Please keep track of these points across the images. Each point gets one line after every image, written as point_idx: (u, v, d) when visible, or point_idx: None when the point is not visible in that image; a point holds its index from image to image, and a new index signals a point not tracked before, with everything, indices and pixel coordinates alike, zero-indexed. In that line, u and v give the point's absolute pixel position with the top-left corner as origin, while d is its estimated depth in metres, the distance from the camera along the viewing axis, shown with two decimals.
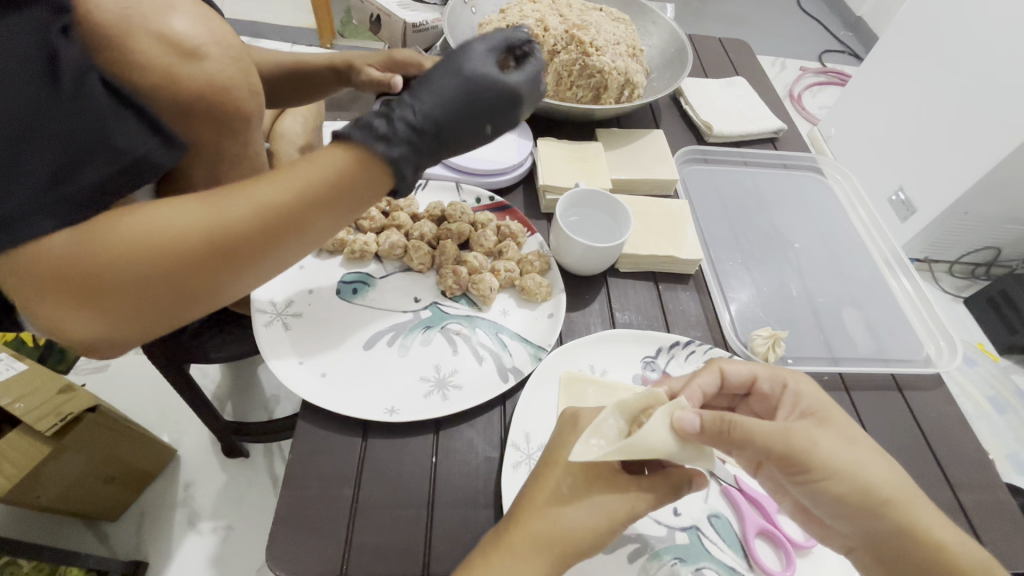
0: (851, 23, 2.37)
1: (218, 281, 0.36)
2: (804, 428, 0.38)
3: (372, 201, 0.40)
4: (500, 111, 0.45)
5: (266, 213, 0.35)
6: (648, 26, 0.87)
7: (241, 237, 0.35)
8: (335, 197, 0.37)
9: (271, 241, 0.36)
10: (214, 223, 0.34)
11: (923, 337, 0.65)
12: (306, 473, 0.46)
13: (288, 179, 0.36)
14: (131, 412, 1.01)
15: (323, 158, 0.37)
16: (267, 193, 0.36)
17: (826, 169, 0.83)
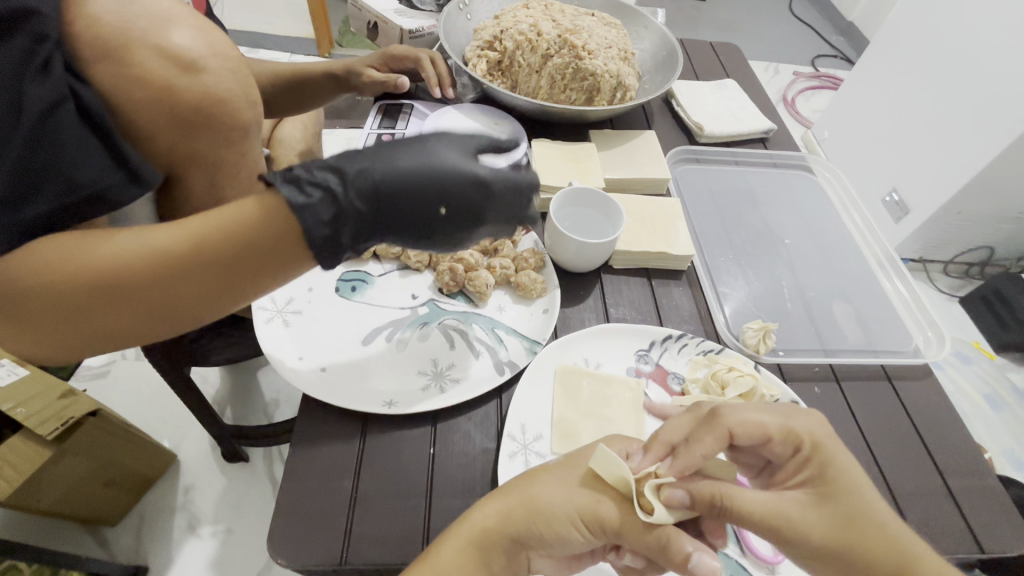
0: (843, 28, 2.41)
1: (115, 320, 0.36)
2: (793, 503, 0.37)
3: (281, 269, 0.38)
4: (458, 197, 0.42)
5: (156, 261, 0.34)
6: (639, 30, 0.89)
7: (138, 285, 0.34)
8: (234, 259, 0.36)
9: (171, 291, 0.35)
10: (104, 263, 0.34)
11: (912, 328, 0.66)
12: (306, 466, 0.46)
13: (193, 229, 0.35)
14: (131, 418, 1.02)
15: (232, 213, 0.36)
16: (168, 241, 0.35)
17: (816, 167, 0.85)
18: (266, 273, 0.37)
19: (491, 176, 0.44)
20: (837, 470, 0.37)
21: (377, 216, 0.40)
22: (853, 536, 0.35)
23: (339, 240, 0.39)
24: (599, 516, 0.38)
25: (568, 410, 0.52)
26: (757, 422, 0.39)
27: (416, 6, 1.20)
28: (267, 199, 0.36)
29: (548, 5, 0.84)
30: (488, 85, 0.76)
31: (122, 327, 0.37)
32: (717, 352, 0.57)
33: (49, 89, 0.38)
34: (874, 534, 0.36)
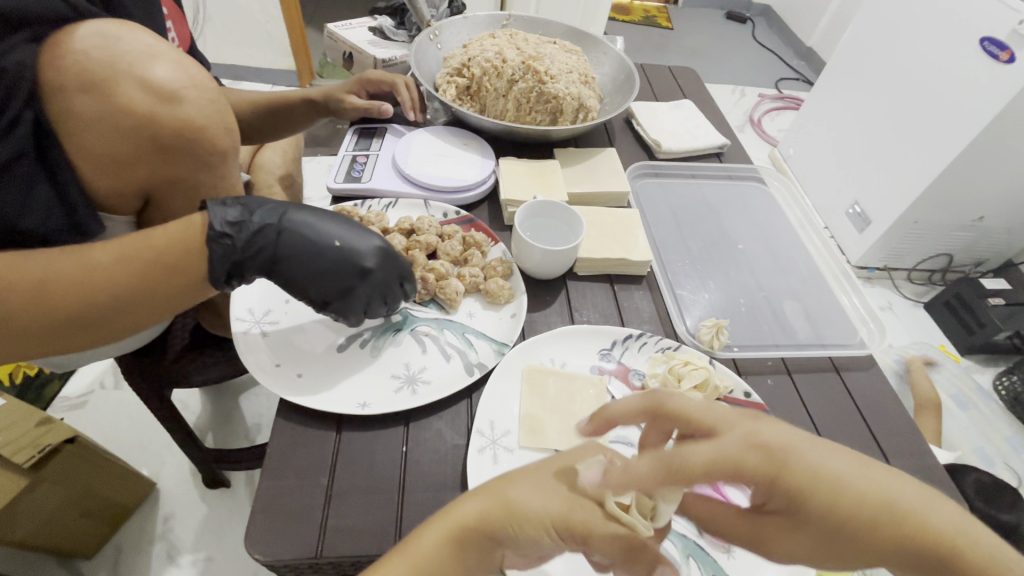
0: (804, 53, 2.55)
1: (34, 331, 0.42)
2: (772, 526, 0.38)
3: (182, 284, 0.47)
4: (350, 243, 0.54)
5: (90, 274, 0.43)
6: (599, 56, 0.96)
7: (68, 295, 0.42)
8: (147, 267, 0.44)
9: (95, 302, 0.43)
10: (26, 274, 0.41)
11: (857, 322, 0.71)
12: (283, 464, 0.49)
13: (117, 246, 0.44)
14: (110, 445, 1.02)
15: (163, 239, 0.46)
16: (102, 261, 0.43)
17: (766, 177, 0.91)
18: (173, 284, 0.46)
19: (389, 247, 0.57)
20: (809, 479, 0.36)
21: (276, 240, 0.51)
22: (839, 536, 0.36)
23: (229, 245, 0.48)
24: (568, 520, 0.38)
25: (534, 407, 0.54)
26: (727, 457, 0.36)
27: (391, 39, 1.26)
28: (197, 224, 0.48)
29: (513, 35, 0.90)
30: (458, 109, 0.81)
31: (43, 337, 0.43)
32: (675, 349, 0.61)
33: (9, 145, 0.42)
34: (863, 531, 0.36)
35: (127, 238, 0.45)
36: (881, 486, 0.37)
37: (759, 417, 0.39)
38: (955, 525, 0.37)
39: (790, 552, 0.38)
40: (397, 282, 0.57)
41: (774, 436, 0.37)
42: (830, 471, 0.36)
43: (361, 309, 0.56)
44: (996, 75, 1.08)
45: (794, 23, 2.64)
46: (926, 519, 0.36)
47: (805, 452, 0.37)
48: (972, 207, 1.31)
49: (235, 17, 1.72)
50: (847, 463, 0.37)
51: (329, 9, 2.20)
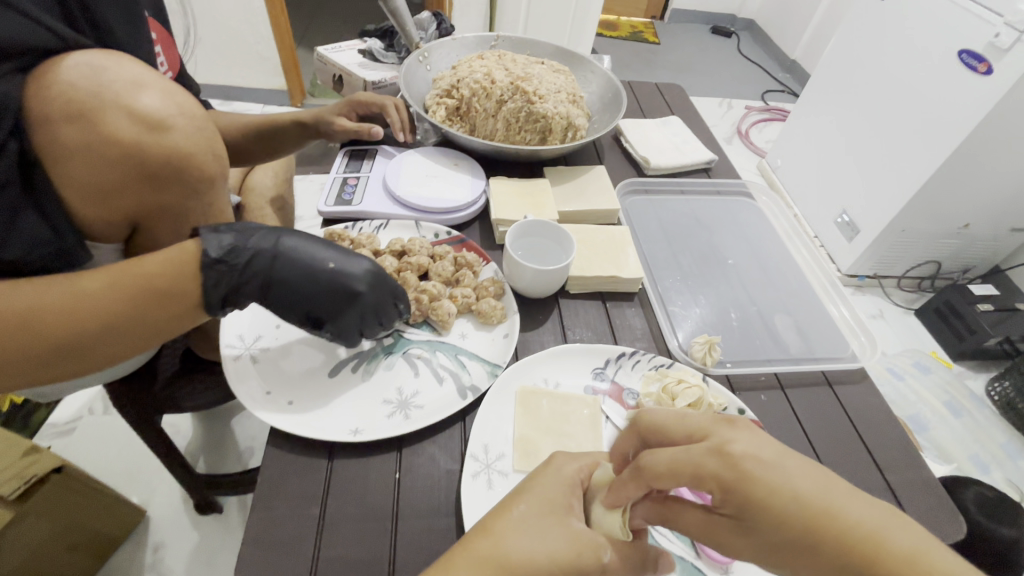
0: (789, 65, 2.60)
1: (21, 362, 0.41)
2: (721, 525, 0.35)
3: (175, 311, 0.46)
4: (342, 265, 0.54)
5: (78, 304, 0.42)
6: (587, 74, 0.97)
7: (55, 326, 0.41)
8: (139, 295, 0.44)
9: (84, 332, 0.43)
10: (13, 305, 0.40)
11: (848, 335, 0.71)
12: (272, 495, 0.48)
13: (107, 274, 0.44)
14: (99, 472, 1.00)
15: (154, 266, 0.45)
16: (92, 290, 0.43)
17: (753, 191, 0.92)
18: (163, 311, 0.45)
19: (379, 268, 0.57)
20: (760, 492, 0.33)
21: (272, 265, 0.51)
22: (785, 550, 0.33)
23: (224, 268, 0.48)
24: (572, 563, 0.38)
25: (528, 429, 0.54)
26: (688, 462, 0.34)
27: (380, 60, 1.27)
28: (190, 250, 0.47)
29: (501, 56, 0.91)
30: (447, 129, 0.82)
31: (30, 368, 0.42)
32: (668, 366, 0.61)
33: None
34: (811, 552, 0.32)
35: (118, 266, 0.45)
36: (839, 508, 0.32)
37: (733, 421, 0.35)
38: (908, 551, 0.31)
39: (738, 551, 0.35)
40: (390, 303, 0.57)
41: (743, 446, 0.34)
42: (792, 490, 0.33)
43: (357, 330, 0.56)
44: (975, 86, 1.10)
45: (778, 37, 2.69)
46: (881, 542, 0.32)
47: (768, 465, 0.33)
48: (958, 216, 1.33)
49: (227, 39, 1.74)
50: (809, 474, 0.34)
51: (320, 30, 2.22)
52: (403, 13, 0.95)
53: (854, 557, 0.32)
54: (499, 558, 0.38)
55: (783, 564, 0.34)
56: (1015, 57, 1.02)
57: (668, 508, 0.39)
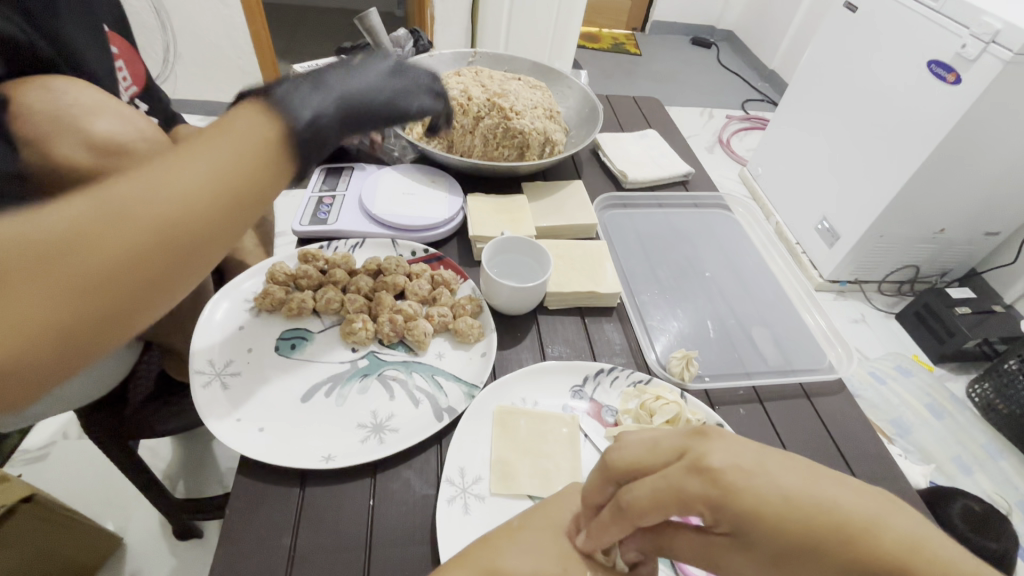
0: (767, 75, 2.65)
1: (148, 283, 0.34)
2: (718, 544, 0.34)
3: (279, 180, 0.40)
4: (376, 65, 0.53)
5: (192, 200, 0.35)
6: (564, 90, 0.98)
7: (176, 229, 0.35)
8: (245, 172, 0.38)
9: (204, 227, 0.36)
10: (126, 219, 0.33)
11: (825, 346, 0.72)
12: (242, 527, 0.46)
13: (189, 164, 0.36)
14: (73, 500, 0.97)
15: (244, 135, 0.38)
16: (194, 180, 0.36)
17: (730, 204, 0.93)
18: (265, 179, 0.39)
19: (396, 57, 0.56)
20: (747, 495, 0.32)
21: (333, 100, 0.45)
22: (787, 559, 0.31)
23: (310, 131, 0.42)
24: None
25: (505, 451, 0.53)
26: (667, 490, 0.33)
27: None
28: (262, 112, 0.40)
29: (478, 72, 0.92)
30: (424, 146, 0.82)
31: (155, 294, 0.35)
32: (646, 382, 0.61)
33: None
34: (813, 556, 0.31)
35: (198, 149, 0.37)
36: (830, 502, 0.31)
37: (707, 433, 0.34)
38: (909, 539, 0.30)
39: (742, 569, 0.34)
40: (429, 80, 0.59)
41: (724, 457, 0.33)
42: (780, 492, 0.31)
43: (411, 101, 0.55)
44: (943, 95, 1.12)
45: (756, 47, 2.75)
46: (879, 530, 0.30)
47: (750, 472, 0.32)
48: (934, 221, 1.35)
49: (207, 55, 1.73)
50: (792, 473, 0.33)
51: (301, 45, 2.22)
52: (379, 31, 0.96)
53: (858, 554, 0.30)
54: (493, 565, 0.38)
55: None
56: (982, 69, 1.05)
57: (660, 534, 0.38)
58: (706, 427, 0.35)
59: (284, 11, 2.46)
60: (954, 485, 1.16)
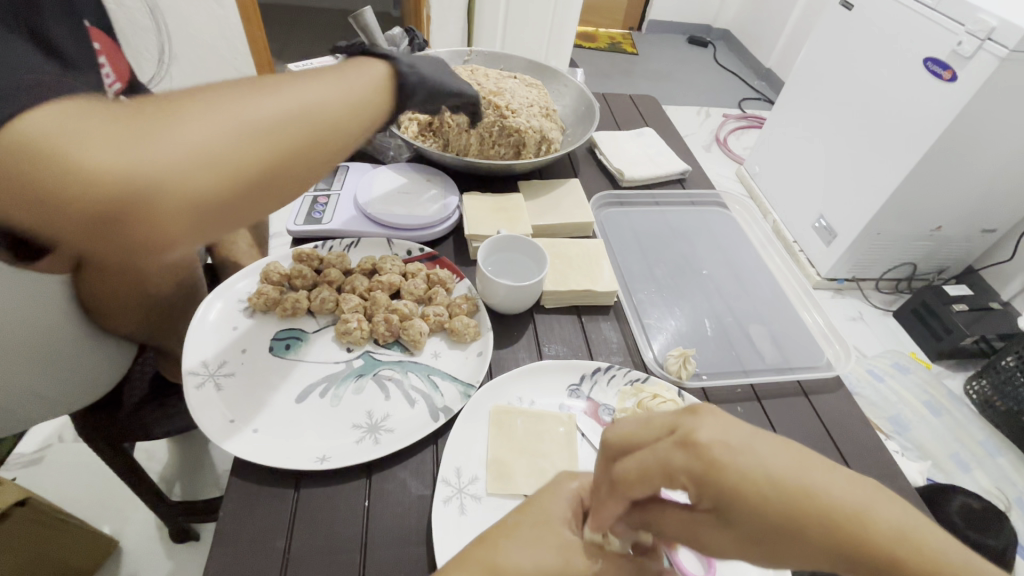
0: (764, 74, 2.65)
1: (307, 166, 0.45)
2: (702, 522, 0.33)
3: (378, 122, 0.52)
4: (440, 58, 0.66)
5: (345, 111, 0.47)
6: (560, 88, 0.97)
7: (334, 127, 0.46)
8: (373, 101, 0.51)
9: (348, 131, 0.48)
10: (306, 113, 0.44)
11: (822, 343, 0.72)
12: (235, 529, 0.46)
13: (339, 88, 0.48)
14: (68, 504, 0.96)
15: (370, 77, 0.51)
16: (346, 97, 0.48)
17: (727, 202, 0.92)
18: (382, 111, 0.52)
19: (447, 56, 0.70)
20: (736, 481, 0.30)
21: (421, 72, 0.57)
22: (770, 539, 0.31)
23: (409, 87, 0.55)
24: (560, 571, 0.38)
25: (502, 451, 0.53)
26: (655, 462, 0.33)
27: None
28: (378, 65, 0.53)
29: (473, 71, 0.91)
30: (419, 145, 0.81)
31: (308, 175, 0.46)
32: (643, 381, 0.61)
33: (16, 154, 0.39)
34: (797, 537, 0.30)
35: (330, 81, 0.48)
36: (816, 484, 0.30)
37: (697, 410, 0.34)
38: (899, 529, 0.30)
39: (722, 549, 0.33)
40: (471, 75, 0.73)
41: (710, 434, 0.32)
42: (766, 473, 0.31)
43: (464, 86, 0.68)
44: (939, 92, 1.12)
45: (753, 46, 2.75)
46: (869, 520, 0.30)
47: (737, 449, 0.31)
48: (931, 217, 1.35)
49: (203, 56, 1.72)
50: (783, 454, 0.31)
51: (297, 45, 2.22)
52: (374, 30, 0.95)
53: (841, 537, 0.30)
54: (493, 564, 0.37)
55: (771, 556, 0.31)
56: (978, 66, 1.05)
57: (647, 511, 0.38)
58: (697, 403, 0.34)
59: (279, 12, 2.45)
60: (953, 482, 1.16)
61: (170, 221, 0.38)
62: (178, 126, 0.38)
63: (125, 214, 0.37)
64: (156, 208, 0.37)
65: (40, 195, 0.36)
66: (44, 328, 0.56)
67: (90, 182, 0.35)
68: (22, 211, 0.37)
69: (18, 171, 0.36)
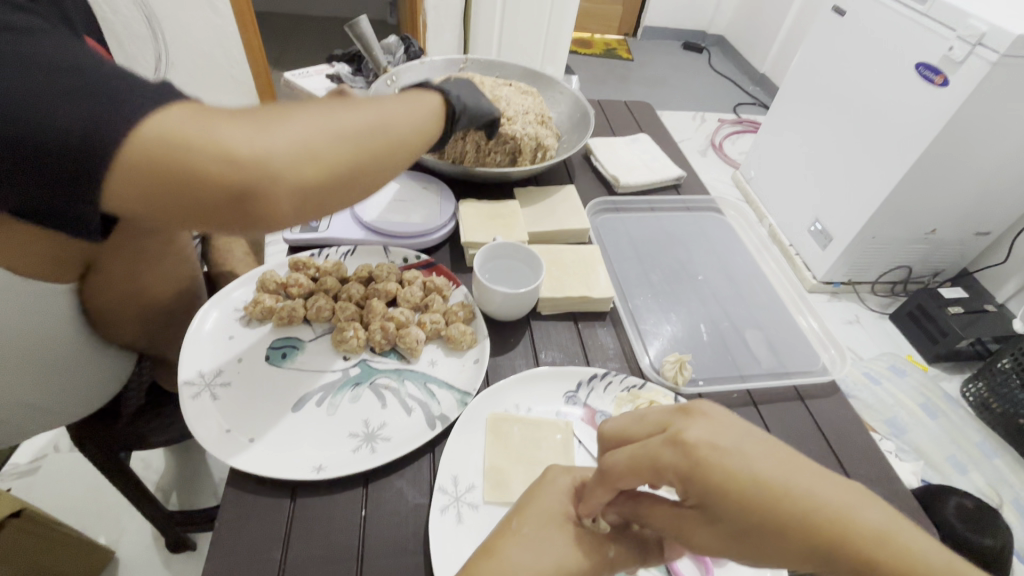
0: (758, 79, 2.67)
1: (387, 173, 0.48)
2: (687, 518, 0.34)
3: (433, 145, 0.56)
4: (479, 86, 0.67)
5: (419, 129, 0.51)
6: (555, 95, 0.98)
7: (411, 142, 0.49)
8: (437, 123, 0.54)
9: (419, 147, 0.51)
10: (394, 124, 0.47)
11: (818, 347, 0.72)
12: (231, 539, 0.46)
13: (413, 107, 0.51)
14: (63, 514, 0.95)
15: (434, 100, 0.55)
16: (419, 114, 0.51)
17: (722, 207, 0.93)
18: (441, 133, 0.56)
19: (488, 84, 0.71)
20: (728, 481, 0.31)
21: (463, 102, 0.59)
22: (751, 536, 0.31)
23: (455, 116, 0.57)
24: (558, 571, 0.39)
25: (498, 458, 0.53)
26: (645, 457, 0.34)
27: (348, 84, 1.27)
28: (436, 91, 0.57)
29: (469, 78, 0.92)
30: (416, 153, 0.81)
31: (385, 181, 0.49)
32: (640, 387, 0.61)
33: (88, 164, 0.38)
34: (778, 537, 0.31)
35: (407, 102, 0.51)
36: (801, 487, 0.31)
37: (689, 411, 0.35)
38: (880, 528, 0.30)
39: (708, 546, 0.33)
40: None
41: (698, 434, 0.33)
42: (751, 471, 0.31)
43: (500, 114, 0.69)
44: (932, 97, 1.13)
45: (746, 51, 2.77)
46: (850, 523, 0.30)
47: (726, 450, 0.32)
48: (926, 220, 1.35)
49: (199, 64, 1.73)
50: (770, 457, 0.32)
51: (294, 53, 2.23)
52: (369, 38, 0.95)
53: (819, 536, 0.30)
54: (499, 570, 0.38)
55: (749, 555, 0.32)
56: (970, 70, 1.06)
57: (638, 504, 0.38)
58: (689, 405, 0.35)
59: (276, 21, 2.46)
60: (949, 483, 1.16)
61: (277, 207, 0.40)
62: (294, 122, 0.41)
63: (244, 196, 0.38)
64: (271, 194, 0.39)
65: (165, 170, 0.36)
66: (47, 338, 0.55)
67: (221, 163, 0.37)
68: (136, 185, 0.36)
69: (148, 140, 0.35)
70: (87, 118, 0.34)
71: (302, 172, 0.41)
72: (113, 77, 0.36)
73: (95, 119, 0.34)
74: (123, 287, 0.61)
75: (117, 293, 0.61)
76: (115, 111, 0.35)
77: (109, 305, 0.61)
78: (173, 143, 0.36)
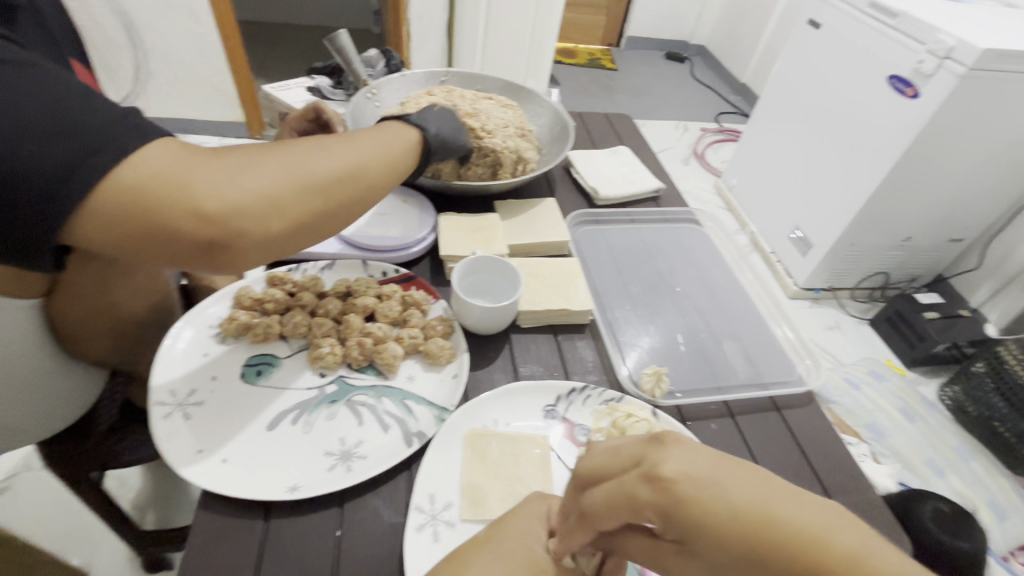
0: (739, 88, 2.72)
1: (352, 215, 0.51)
2: (667, 550, 0.34)
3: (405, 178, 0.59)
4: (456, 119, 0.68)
5: (388, 170, 0.53)
6: (536, 108, 0.99)
7: (378, 185, 0.52)
8: (407, 157, 0.56)
9: (385, 187, 0.54)
10: (360, 169, 0.50)
11: (793, 358, 0.73)
12: (202, 562, 0.45)
13: (382, 146, 0.53)
14: (34, 536, 0.93)
15: (409, 136, 0.57)
16: (389, 153, 0.54)
17: (700, 218, 0.94)
18: (411, 166, 0.58)
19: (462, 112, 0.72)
20: (704, 512, 0.31)
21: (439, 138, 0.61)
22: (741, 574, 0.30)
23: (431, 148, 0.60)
24: None
25: (477, 474, 0.53)
26: (622, 496, 0.33)
27: (329, 96, 1.27)
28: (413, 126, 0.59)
29: (450, 92, 0.92)
30: None
31: (350, 222, 0.52)
32: (618, 400, 0.61)
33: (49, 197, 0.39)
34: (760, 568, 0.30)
35: (377, 141, 0.53)
36: (782, 512, 0.30)
37: (663, 439, 0.34)
38: (857, 551, 0.28)
39: None
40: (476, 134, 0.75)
41: (677, 465, 0.32)
42: (729, 503, 0.30)
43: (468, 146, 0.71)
44: (906, 109, 1.16)
45: (728, 62, 2.83)
46: (829, 546, 0.29)
47: (704, 481, 0.31)
48: (901, 228, 1.39)
49: (180, 74, 1.71)
50: (744, 479, 0.32)
51: (277, 63, 2.21)
52: (350, 51, 0.96)
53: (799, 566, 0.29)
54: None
55: None
56: (940, 83, 1.09)
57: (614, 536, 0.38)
58: (663, 434, 0.34)
59: (260, 30, 2.45)
60: (928, 487, 1.17)
61: (241, 256, 0.44)
62: (261, 174, 0.43)
63: (211, 248, 0.42)
64: (234, 248, 0.43)
65: (137, 222, 0.39)
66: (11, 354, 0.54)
67: (187, 219, 0.40)
68: (108, 232, 0.39)
69: (120, 196, 0.38)
70: (60, 160, 0.36)
71: (266, 226, 0.43)
72: (80, 114, 0.38)
73: (67, 162, 0.36)
74: (90, 317, 0.61)
75: (84, 321, 0.60)
76: (84, 152, 0.37)
77: (77, 322, 0.60)
78: (146, 199, 0.38)
